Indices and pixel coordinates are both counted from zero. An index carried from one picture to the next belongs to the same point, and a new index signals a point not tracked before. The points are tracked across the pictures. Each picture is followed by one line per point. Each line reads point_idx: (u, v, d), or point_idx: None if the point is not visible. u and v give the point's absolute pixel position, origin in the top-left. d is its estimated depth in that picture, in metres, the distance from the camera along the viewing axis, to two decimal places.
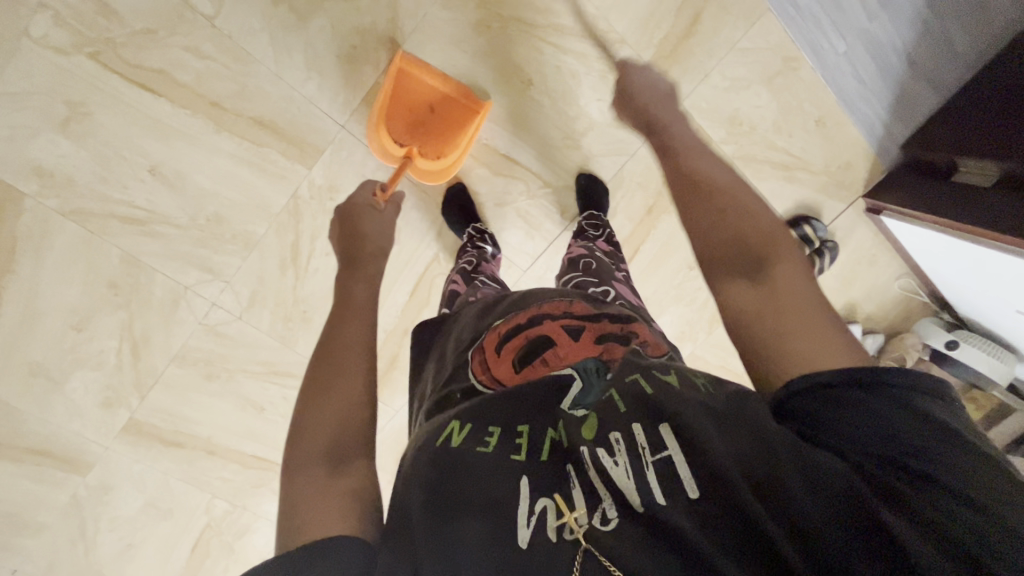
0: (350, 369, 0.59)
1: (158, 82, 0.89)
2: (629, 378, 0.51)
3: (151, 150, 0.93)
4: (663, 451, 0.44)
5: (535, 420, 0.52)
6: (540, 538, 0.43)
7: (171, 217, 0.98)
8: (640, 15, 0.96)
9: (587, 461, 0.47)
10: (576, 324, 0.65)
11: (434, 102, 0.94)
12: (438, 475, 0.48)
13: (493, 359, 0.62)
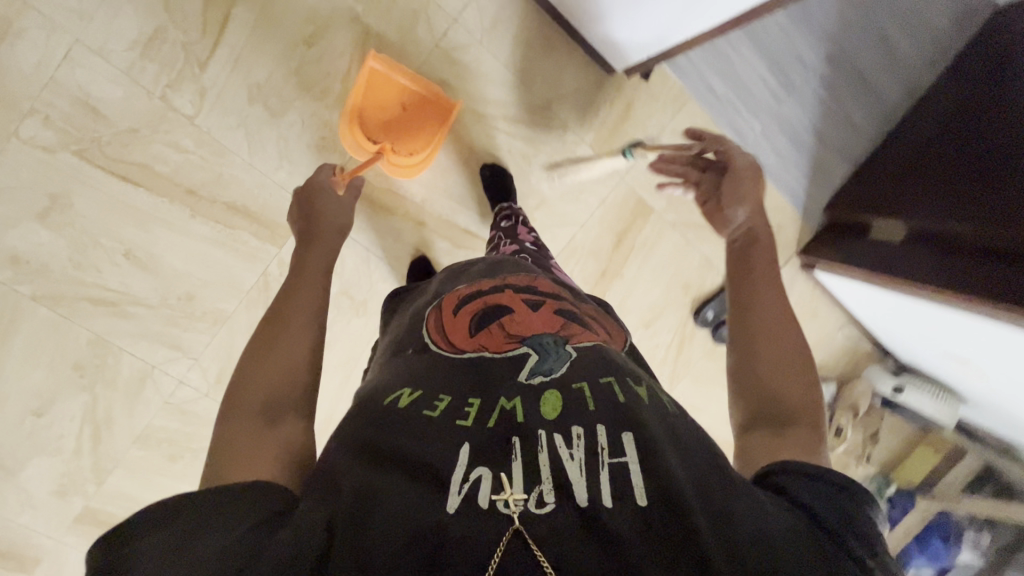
0: (299, 335, 0.61)
1: (138, 173, 0.96)
2: (602, 379, 0.54)
3: (128, 235, 0.98)
4: (621, 457, 0.46)
5: (489, 394, 0.53)
6: (471, 508, 0.42)
7: (143, 297, 1.01)
8: (580, 104, 1.10)
9: (541, 442, 0.48)
10: (537, 298, 0.66)
11: (406, 99, 0.99)
12: (383, 441, 0.48)
13: (449, 319, 0.64)
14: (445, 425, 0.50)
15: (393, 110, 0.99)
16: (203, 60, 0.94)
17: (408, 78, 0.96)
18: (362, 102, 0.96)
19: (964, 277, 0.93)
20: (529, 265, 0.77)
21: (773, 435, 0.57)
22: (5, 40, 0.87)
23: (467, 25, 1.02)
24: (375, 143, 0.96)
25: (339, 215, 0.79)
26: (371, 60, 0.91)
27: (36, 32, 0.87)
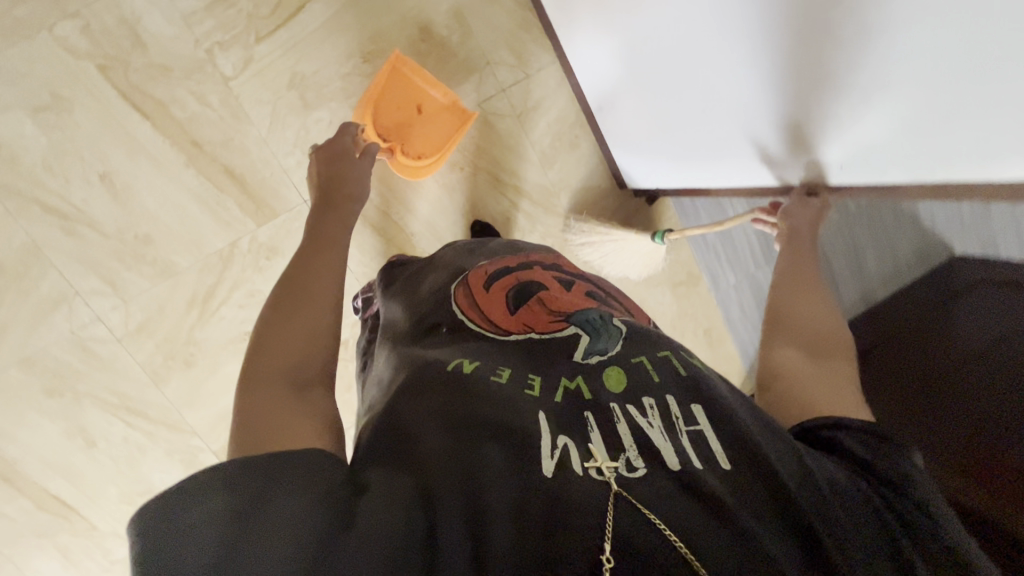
0: (315, 307, 0.63)
1: (151, 107, 0.95)
2: (660, 352, 0.59)
3: (112, 159, 0.96)
4: (695, 424, 0.51)
5: (550, 375, 0.57)
6: (567, 473, 0.46)
7: (99, 223, 0.97)
8: (588, 202, 1.14)
9: (617, 415, 0.52)
10: (564, 279, 0.74)
11: (422, 102, 0.99)
12: (448, 409, 0.52)
13: (483, 296, 0.70)
14: (507, 396, 0.53)
15: (409, 110, 0.99)
16: (260, 34, 0.96)
17: (433, 82, 0.98)
18: (379, 99, 0.96)
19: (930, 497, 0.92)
20: (542, 247, 0.86)
21: (813, 361, 0.63)
22: None
23: (513, 98, 1.07)
24: (386, 141, 0.96)
25: (348, 180, 0.82)
26: (392, 61, 0.93)
27: None
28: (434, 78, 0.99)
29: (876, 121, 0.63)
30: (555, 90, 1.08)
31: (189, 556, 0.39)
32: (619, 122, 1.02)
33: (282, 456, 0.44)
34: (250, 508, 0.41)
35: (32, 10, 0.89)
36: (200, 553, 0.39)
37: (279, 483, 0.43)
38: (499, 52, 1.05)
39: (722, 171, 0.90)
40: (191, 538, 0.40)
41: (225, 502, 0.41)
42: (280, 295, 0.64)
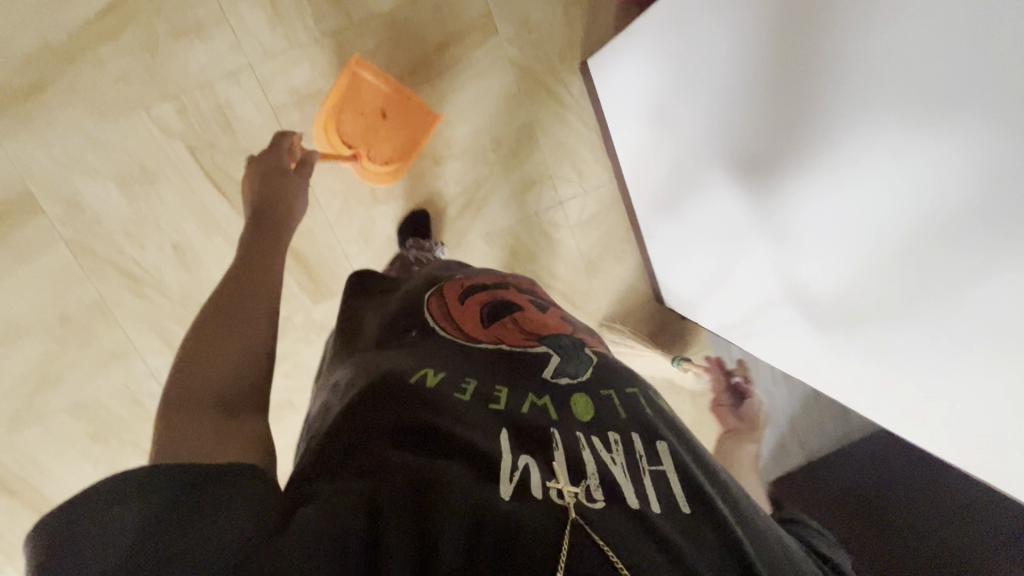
0: (246, 329, 0.64)
1: (230, 188, 1.00)
2: (625, 390, 0.61)
3: (186, 232, 1.01)
4: (659, 464, 0.51)
5: (518, 390, 0.57)
6: (526, 495, 0.44)
7: (165, 287, 1.02)
8: (625, 311, 1.19)
9: (582, 444, 0.51)
10: (538, 304, 0.76)
11: (384, 105, 1.00)
12: (410, 420, 0.49)
13: (457, 307, 0.70)
14: (473, 410, 0.52)
15: (370, 112, 0.99)
16: None
17: (399, 89, 0.99)
18: (341, 106, 0.98)
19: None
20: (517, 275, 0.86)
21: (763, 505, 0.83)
22: (191, 37, 0.93)
23: (569, 211, 1.12)
24: (351, 147, 0.99)
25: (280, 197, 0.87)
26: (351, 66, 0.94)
27: (220, 43, 0.94)
28: (392, 79, 0.99)
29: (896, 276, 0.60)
30: (609, 207, 1.13)
31: (110, 550, 0.35)
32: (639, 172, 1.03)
33: (233, 467, 0.42)
34: (198, 504, 0.38)
35: (132, 90, 0.94)
36: (121, 546, 0.35)
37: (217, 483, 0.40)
38: (563, 168, 1.10)
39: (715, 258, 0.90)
40: (99, 547, 0.35)
41: (129, 511, 0.37)
42: (217, 315, 0.64)
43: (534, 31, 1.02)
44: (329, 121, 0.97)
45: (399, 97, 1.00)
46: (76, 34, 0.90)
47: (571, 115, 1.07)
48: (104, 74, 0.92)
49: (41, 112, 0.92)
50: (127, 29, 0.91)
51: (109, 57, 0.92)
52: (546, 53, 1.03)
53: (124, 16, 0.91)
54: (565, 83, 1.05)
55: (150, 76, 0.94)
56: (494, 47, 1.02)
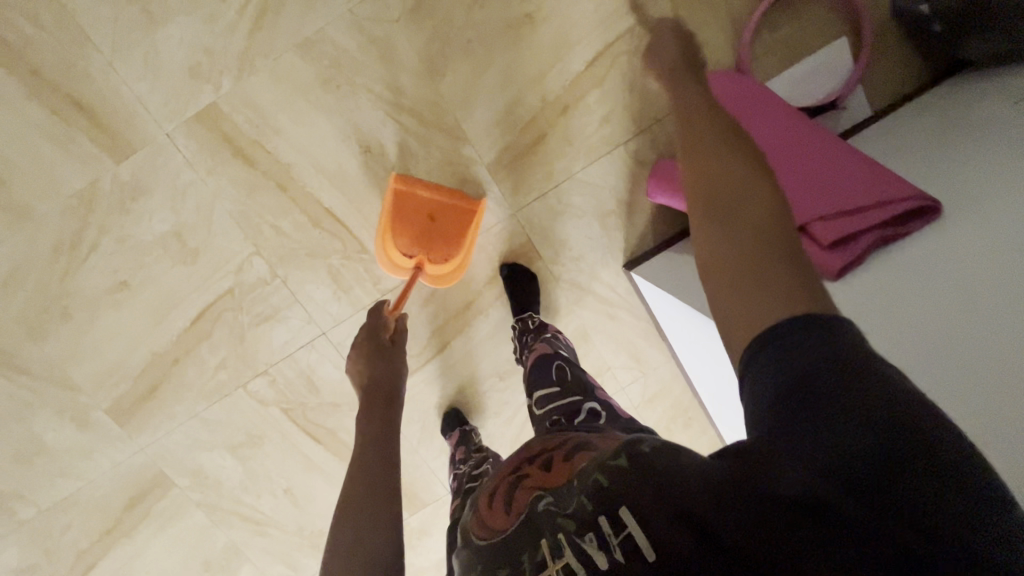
0: (379, 505, 0.60)
1: (323, 434, 1.11)
2: (597, 472, 0.48)
3: (293, 477, 1.13)
4: (625, 533, 0.43)
5: (524, 540, 0.48)
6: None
7: (283, 523, 1.16)
8: None
9: (567, 552, 0.45)
10: (550, 453, 0.57)
11: (433, 209, 0.98)
12: None
13: (484, 512, 0.55)
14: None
15: (421, 220, 0.98)
16: (412, 369, 1.09)
17: (438, 189, 0.98)
18: (394, 222, 0.98)
19: None
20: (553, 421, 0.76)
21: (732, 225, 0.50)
22: (271, 321, 1.04)
23: (630, 392, 1.16)
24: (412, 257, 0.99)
25: (393, 378, 0.82)
26: (394, 182, 0.95)
27: (295, 320, 1.04)
28: (437, 183, 0.99)
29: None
30: (669, 382, 1.17)
31: None
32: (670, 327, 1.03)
33: None
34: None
35: (230, 373, 1.05)
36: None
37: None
38: (619, 357, 1.13)
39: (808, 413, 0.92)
40: None
41: None
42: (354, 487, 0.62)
43: (573, 246, 1.06)
44: (387, 241, 0.98)
45: (444, 199, 0.98)
46: (177, 340, 1.02)
47: (620, 311, 1.10)
48: (204, 366, 1.04)
49: (161, 408, 1.05)
50: (217, 327, 1.02)
51: (206, 352, 1.03)
52: (587, 262, 1.07)
53: (213, 317, 1.02)
54: (609, 284, 1.09)
55: (243, 360, 1.05)
56: (538, 266, 1.07)
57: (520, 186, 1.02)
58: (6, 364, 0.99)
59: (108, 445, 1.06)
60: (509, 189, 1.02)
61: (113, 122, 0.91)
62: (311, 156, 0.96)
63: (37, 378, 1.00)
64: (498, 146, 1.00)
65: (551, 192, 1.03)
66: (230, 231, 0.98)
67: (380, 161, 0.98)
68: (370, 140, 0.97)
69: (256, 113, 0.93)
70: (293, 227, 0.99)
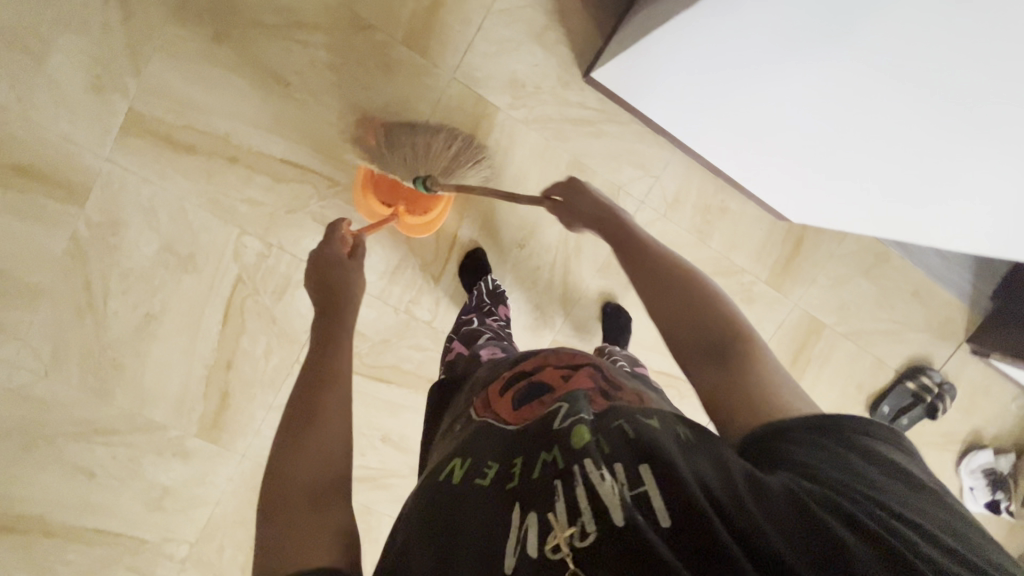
0: (325, 416, 0.62)
1: (390, 373, 1.12)
2: (614, 423, 0.52)
3: (383, 425, 1.15)
4: (643, 483, 0.45)
5: (530, 449, 0.52)
6: (525, 560, 0.44)
7: (397, 469, 1.17)
8: (756, 248, 1.16)
9: (574, 480, 0.46)
10: (570, 367, 0.64)
11: (416, 161, 1.00)
12: (434, 509, 0.50)
13: (495, 399, 0.63)
14: (479, 503, 0.49)
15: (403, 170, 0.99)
16: (436, 276, 1.08)
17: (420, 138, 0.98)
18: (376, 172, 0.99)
19: None
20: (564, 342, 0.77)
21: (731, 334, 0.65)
22: (289, 290, 1.05)
23: (653, 202, 1.10)
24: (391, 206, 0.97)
25: (346, 283, 0.78)
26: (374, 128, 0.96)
27: None
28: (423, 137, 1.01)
29: (872, 121, 0.73)
30: (686, 173, 1.10)
31: None
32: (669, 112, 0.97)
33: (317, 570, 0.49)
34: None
35: (281, 355, 1.08)
36: None
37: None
38: (623, 172, 1.08)
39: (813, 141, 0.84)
40: None
41: None
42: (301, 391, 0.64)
43: (525, 82, 1.00)
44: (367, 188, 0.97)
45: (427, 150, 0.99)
46: (220, 346, 1.06)
47: (603, 124, 1.04)
48: (255, 358, 1.08)
49: (240, 413, 1.10)
50: (248, 318, 1.05)
51: (250, 344, 1.07)
52: (547, 92, 1.02)
53: (238, 311, 1.04)
54: (579, 103, 1.03)
55: (284, 338, 1.07)
56: (501, 121, 1.02)
57: (445, 48, 0.97)
58: (94, 432, 1.05)
59: (214, 465, 1.12)
60: (436, 57, 0.98)
61: (57, 171, 0.92)
62: (241, 117, 0.95)
63: (126, 432, 1.07)
64: (404, 18, 0.95)
65: (476, 38, 0.97)
66: (210, 224, 0.99)
67: (305, 90, 0.95)
68: (285, 73, 0.94)
69: (171, 98, 0.92)
70: (262, 192, 0.99)
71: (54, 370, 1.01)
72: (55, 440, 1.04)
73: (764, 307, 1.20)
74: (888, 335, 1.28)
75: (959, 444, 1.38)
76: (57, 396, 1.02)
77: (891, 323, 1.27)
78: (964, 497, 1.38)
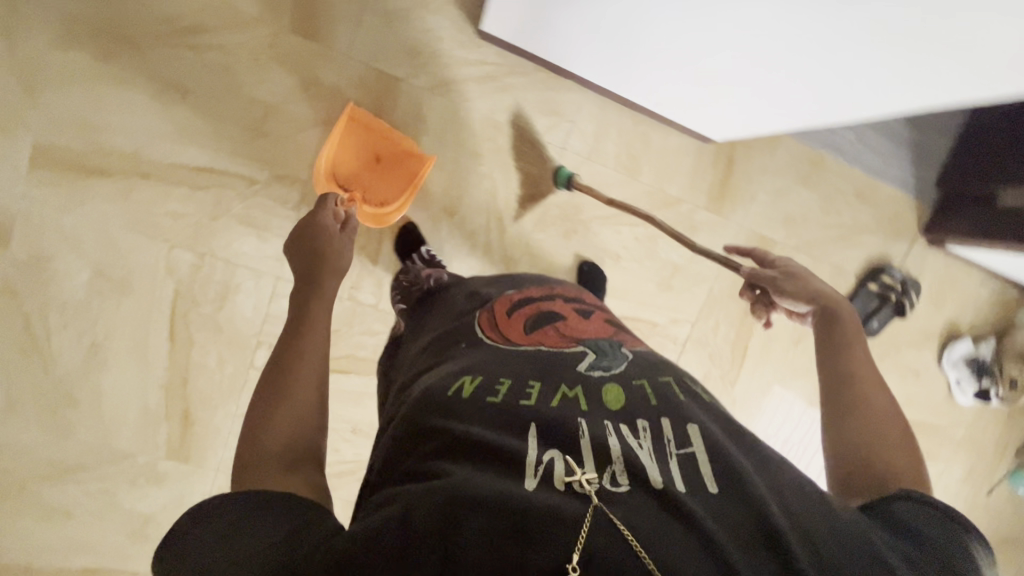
0: (301, 387, 0.63)
1: (348, 363, 1.12)
2: (660, 378, 0.64)
3: (351, 417, 1.15)
4: (687, 447, 0.54)
5: (555, 382, 0.61)
6: (543, 485, 0.49)
7: None
8: (688, 175, 1.16)
9: (609, 430, 0.55)
10: (579, 311, 0.79)
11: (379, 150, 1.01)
12: (449, 425, 0.55)
13: (504, 319, 0.74)
14: (493, 427, 0.55)
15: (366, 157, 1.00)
16: (373, 257, 1.09)
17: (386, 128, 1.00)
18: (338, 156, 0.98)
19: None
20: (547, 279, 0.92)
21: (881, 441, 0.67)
22: (230, 297, 1.05)
23: (574, 146, 1.10)
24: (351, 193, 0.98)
25: (328, 255, 0.78)
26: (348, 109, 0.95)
27: (248, 282, 1.05)
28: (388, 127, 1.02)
29: (776, 22, 0.66)
30: (601, 113, 1.09)
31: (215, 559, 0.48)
32: (588, 50, 0.94)
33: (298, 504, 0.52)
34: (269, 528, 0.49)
35: (235, 363, 1.09)
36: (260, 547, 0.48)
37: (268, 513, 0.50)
38: (538, 122, 1.08)
39: (733, 56, 0.77)
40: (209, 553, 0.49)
41: (217, 526, 0.50)
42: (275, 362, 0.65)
43: (420, 49, 1.01)
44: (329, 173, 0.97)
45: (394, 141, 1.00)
46: (172, 364, 1.06)
47: (508, 77, 1.05)
48: (210, 371, 1.08)
49: (206, 427, 1.10)
50: (194, 331, 1.05)
51: (203, 357, 1.07)
52: (444, 55, 1.02)
53: (184, 325, 1.05)
54: (479, 60, 1.03)
55: (234, 345, 1.08)
56: (405, 91, 1.03)
57: (335, 29, 0.98)
58: (63, 470, 1.06)
59: (191, 484, 1.12)
60: (327, 40, 0.98)
61: None
62: (147, 132, 0.96)
63: (95, 465, 1.07)
64: (288, 7, 0.96)
65: (364, 14, 0.99)
66: (138, 243, 1.00)
67: (205, 94, 0.96)
68: (182, 81, 0.95)
69: (74, 124, 0.93)
70: (182, 203, 0.99)
71: (12, 414, 1.02)
72: (27, 485, 1.05)
73: (709, 234, 1.19)
74: (842, 241, 1.27)
75: (936, 340, 1.37)
76: (20, 440, 1.03)
77: (841, 228, 1.26)
78: (954, 392, 1.38)
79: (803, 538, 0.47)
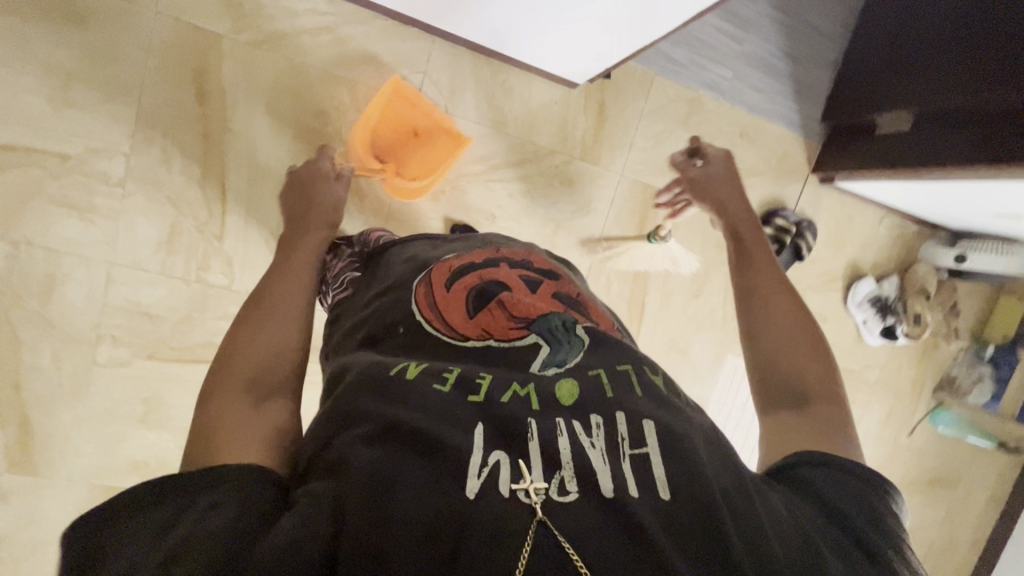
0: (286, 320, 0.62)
1: (206, 351, 1.03)
2: (619, 367, 0.53)
3: None
4: (642, 447, 0.45)
5: (508, 376, 0.50)
6: (487, 497, 0.40)
7: None
8: (557, 124, 1.10)
9: (560, 429, 0.45)
10: (534, 279, 0.65)
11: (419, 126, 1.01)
12: (384, 414, 0.45)
13: (442, 297, 0.60)
14: (430, 417, 0.45)
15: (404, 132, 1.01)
16: (218, 234, 1.00)
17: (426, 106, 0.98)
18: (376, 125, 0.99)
19: (949, 149, 0.98)
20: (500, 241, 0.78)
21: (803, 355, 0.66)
22: (57, 288, 0.95)
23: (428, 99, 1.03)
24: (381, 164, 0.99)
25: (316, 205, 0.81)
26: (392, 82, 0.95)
27: (77, 270, 0.96)
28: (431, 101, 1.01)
29: None
30: (453, 62, 1.03)
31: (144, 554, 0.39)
32: None
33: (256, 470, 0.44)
34: (213, 503, 0.41)
35: (74, 361, 0.99)
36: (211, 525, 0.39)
37: (200, 492, 0.42)
38: (385, 75, 1.01)
39: None
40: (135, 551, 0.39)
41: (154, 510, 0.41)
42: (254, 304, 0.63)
43: (242, 3, 0.94)
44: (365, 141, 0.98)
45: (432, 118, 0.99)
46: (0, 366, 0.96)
47: (344, 28, 0.98)
48: (46, 371, 0.98)
49: (49, 435, 1.00)
50: (21, 328, 0.95)
51: (35, 357, 0.97)
52: (270, 8, 0.95)
53: (6, 322, 0.95)
54: (310, 11, 0.97)
55: (70, 340, 0.98)
56: (231, 49, 0.95)
57: None
58: None
59: (41, 502, 1.01)
60: None
61: None
62: None
63: None
64: None
65: None
66: None
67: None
68: None
69: None
70: None
71: None
72: None
73: (588, 186, 1.14)
74: None
75: (841, 281, 1.34)
76: None
77: None
78: (861, 332, 1.35)
79: (752, 550, 0.41)
